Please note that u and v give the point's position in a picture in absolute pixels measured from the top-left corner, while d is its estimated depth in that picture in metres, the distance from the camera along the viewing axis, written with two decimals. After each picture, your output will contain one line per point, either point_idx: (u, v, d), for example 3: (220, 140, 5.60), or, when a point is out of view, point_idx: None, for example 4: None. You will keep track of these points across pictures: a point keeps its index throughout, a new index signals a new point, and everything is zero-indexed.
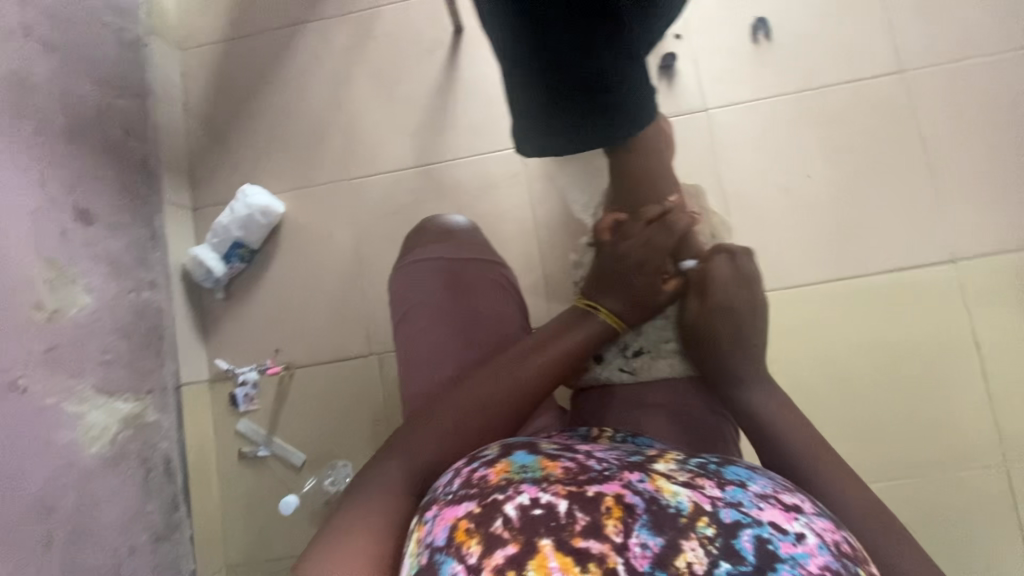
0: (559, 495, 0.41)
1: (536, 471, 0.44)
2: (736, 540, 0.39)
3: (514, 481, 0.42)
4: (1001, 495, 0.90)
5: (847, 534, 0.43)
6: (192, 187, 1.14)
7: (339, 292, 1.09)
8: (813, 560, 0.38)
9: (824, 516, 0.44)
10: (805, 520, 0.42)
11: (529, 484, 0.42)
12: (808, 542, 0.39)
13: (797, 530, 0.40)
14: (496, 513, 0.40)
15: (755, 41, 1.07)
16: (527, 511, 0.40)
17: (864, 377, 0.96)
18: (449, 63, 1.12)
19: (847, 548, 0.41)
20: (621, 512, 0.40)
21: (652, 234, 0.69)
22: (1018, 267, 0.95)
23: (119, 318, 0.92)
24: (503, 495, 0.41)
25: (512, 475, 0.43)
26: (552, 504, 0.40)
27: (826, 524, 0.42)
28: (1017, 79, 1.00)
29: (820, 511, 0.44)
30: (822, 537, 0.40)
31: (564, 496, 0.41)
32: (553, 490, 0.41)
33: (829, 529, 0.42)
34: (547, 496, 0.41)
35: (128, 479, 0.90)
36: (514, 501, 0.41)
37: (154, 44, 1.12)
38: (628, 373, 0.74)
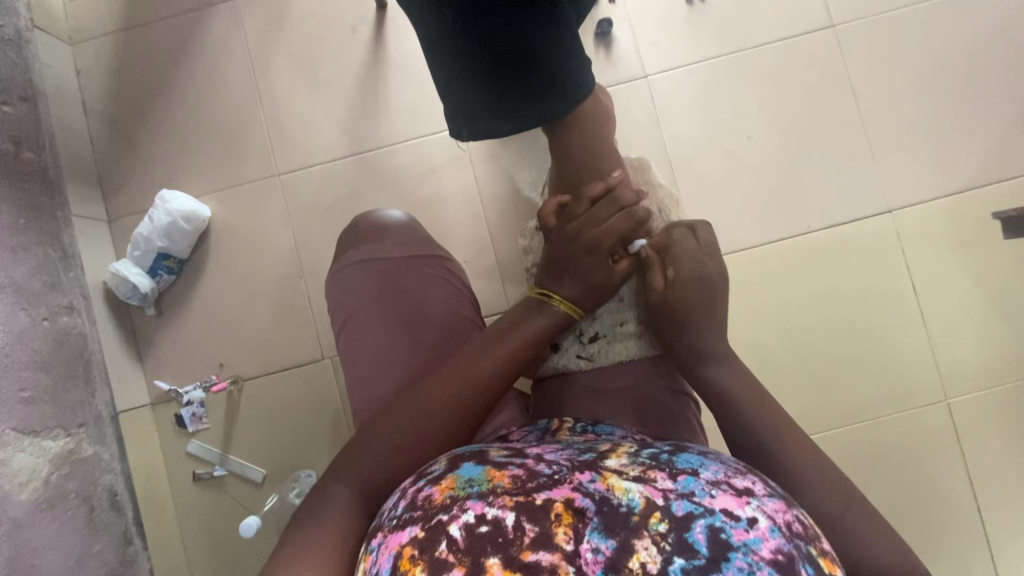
0: (506, 508, 0.42)
1: (484, 484, 0.44)
2: (688, 533, 0.40)
3: (459, 498, 0.43)
4: (945, 429, 0.95)
5: (799, 512, 0.43)
6: (106, 197, 1.05)
7: (282, 296, 1.03)
8: (765, 545, 0.39)
9: (776, 495, 0.44)
10: (757, 503, 0.42)
11: (475, 499, 0.43)
12: (760, 526, 0.40)
13: (749, 515, 0.41)
14: (442, 535, 0.41)
15: (689, 2, 1.05)
16: (474, 530, 0.41)
17: (813, 332, 0.99)
18: (375, 42, 1.05)
19: (798, 527, 0.41)
20: (572, 518, 0.41)
21: (600, 214, 0.67)
22: (947, 211, 0.99)
23: (35, 348, 0.83)
24: (448, 515, 0.42)
25: (458, 491, 0.44)
26: (500, 518, 0.41)
27: (778, 505, 0.43)
28: (939, 26, 1.03)
29: (773, 491, 0.45)
30: (774, 519, 0.41)
31: (512, 508, 0.41)
32: (500, 503, 0.42)
33: (781, 510, 0.42)
34: (495, 510, 0.41)
35: (71, 521, 0.82)
36: (459, 521, 0.41)
37: (39, 39, 0.99)
38: (586, 360, 0.71)
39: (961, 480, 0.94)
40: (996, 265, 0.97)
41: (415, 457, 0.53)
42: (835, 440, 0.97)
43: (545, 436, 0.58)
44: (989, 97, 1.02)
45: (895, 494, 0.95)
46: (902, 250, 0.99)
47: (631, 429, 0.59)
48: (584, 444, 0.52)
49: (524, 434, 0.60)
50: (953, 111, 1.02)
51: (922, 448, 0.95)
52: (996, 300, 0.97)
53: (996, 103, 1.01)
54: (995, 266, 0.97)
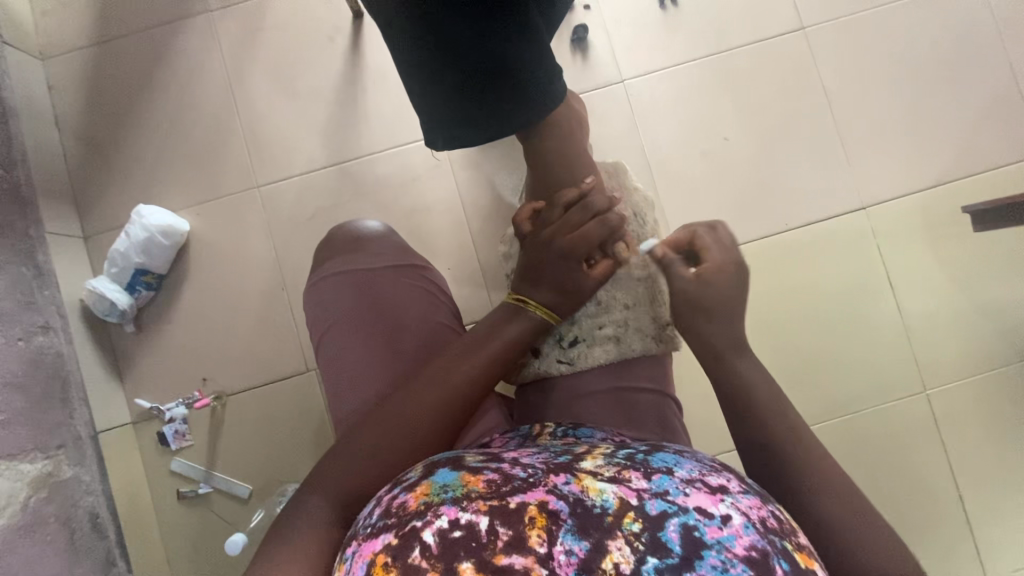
0: (479, 513, 0.41)
1: (458, 489, 0.44)
2: (662, 532, 0.40)
3: (434, 504, 0.43)
4: (924, 419, 0.97)
5: (774, 508, 0.44)
6: (81, 213, 1.03)
7: (264, 308, 1.02)
8: (739, 542, 0.39)
9: (751, 492, 0.45)
10: (730, 500, 0.42)
11: (448, 505, 0.42)
12: (733, 523, 0.41)
13: (722, 513, 0.41)
14: (416, 541, 0.41)
15: (663, 7, 1.07)
16: (447, 535, 0.40)
17: (794, 328, 1.01)
18: (353, 51, 1.05)
19: (773, 522, 0.42)
20: (545, 521, 0.41)
21: (574, 220, 0.67)
22: (919, 207, 1.02)
23: (11, 370, 0.81)
24: (422, 522, 0.42)
25: (432, 497, 0.44)
26: (473, 523, 0.41)
27: (752, 501, 0.43)
28: (906, 26, 1.05)
29: (748, 488, 0.45)
30: (748, 516, 0.41)
31: (486, 513, 0.41)
32: (474, 508, 0.42)
33: (755, 506, 0.43)
34: (468, 515, 0.41)
35: (51, 545, 0.80)
36: (433, 526, 0.41)
37: (8, 55, 0.98)
38: (567, 364, 0.70)
39: (941, 469, 0.96)
40: (969, 258, 0.99)
41: (395, 466, 0.53)
42: (819, 434, 0.98)
43: (526, 441, 0.58)
44: (957, 94, 1.04)
45: (878, 486, 0.96)
46: (877, 245, 1.01)
47: (611, 431, 0.59)
48: (562, 447, 0.52)
49: (505, 441, 0.59)
50: (922, 108, 1.04)
51: (903, 439, 0.97)
52: (970, 292, 0.99)
53: (964, 100, 1.04)
54: (968, 259, 0.99)
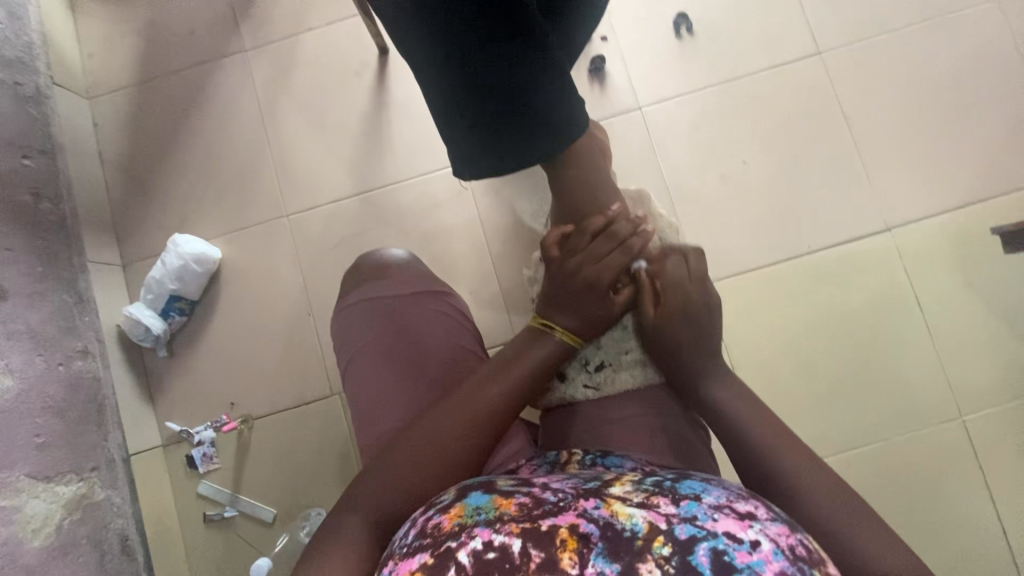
0: (512, 534, 0.42)
1: (490, 512, 0.45)
2: (692, 556, 0.39)
3: (467, 526, 0.43)
4: (961, 447, 0.94)
5: (803, 537, 0.43)
6: (120, 242, 1.08)
7: (291, 334, 1.04)
8: (769, 567, 0.38)
9: (779, 520, 0.44)
10: (759, 526, 0.42)
11: (482, 527, 0.43)
12: (762, 549, 0.40)
13: (751, 538, 0.41)
14: (450, 561, 0.41)
15: (679, 37, 1.09)
16: (481, 556, 0.40)
17: (819, 352, 0.99)
18: (378, 85, 1.09)
19: (802, 551, 0.41)
20: (577, 543, 0.41)
21: (601, 249, 0.69)
22: (946, 228, 1.00)
23: (51, 395, 0.85)
24: (456, 542, 0.42)
25: (465, 519, 0.44)
26: (506, 544, 0.41)
27: (780, 529, 0.43)
28: (923, 50, 1.06)
29: (776, 516, 0.45)
30: (776, 542, 0.41)
31: (519, 535, 0.42)
32: (507, 530, 0.42)
33: (784, 533, 0.42)
34: (501, 536, 0.42)
35: (83, 567, 0.82)
36: (467, 547, 0.41)
37: (58, 95, 1.04)
38: (593, 390, 0.70)
39: (982, 500, 0.92)
40: (1001, 280, 0.97)
41: (425, 487, 0.54)
42: (849, 461, 0.96)
43: (555, 470, 0.58)
44: (981, 114, 1.03)
45: (913, 515, 0.93)
46: (904, 268, 1.00)
47: (641, 460, 0.59)
48: (590, 474, 0.52)
49: (534, 469, 0.60)
50: (946, 129, 1.04)
51: (939, 468, 0.94)
52: (1003, 314, 0.97)
53: (988, 120, 1.03)
54: (1000, 281, 0.97)
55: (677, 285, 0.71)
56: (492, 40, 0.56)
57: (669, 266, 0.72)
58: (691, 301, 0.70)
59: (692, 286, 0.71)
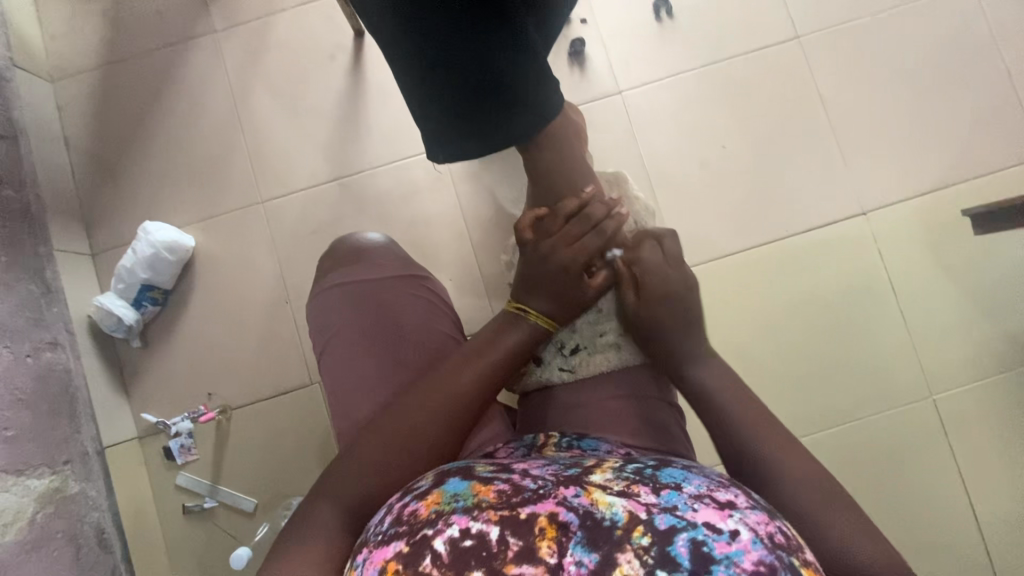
0: (490, 522, 0.42)
1: (469, 498, 0.44)
2: (671, 547, 0.40)
3: (445, 513, 0.43)
4: (932, 425, 0.97)
5: (782, 524, 0.44)
6: (89, 231, 1.05)
7: (269, 322, 1.03)
8: (747, 557, 0.39)
9: (759, 508, 0.45)
10: (739, 515, 0.43)
11: (459, 514, 0.43)
12: (741, 539, 0.40)
13: (731, 528, 0.41)
14: (427, 550, 0.41)
15: (658, 20, 1.08)
16: (458, 544, 0.41)
17: (796, 334, 1.01)
18: (354, 68, 1.07)
19: (780, 539, 0.42)
20: (555, 532, 0.41)
21: (574, 231, 0.68)
22: (920, 212, 1.02)
23: (19, 387, 0.82)
24: (433, 530, 0.42)
25: (443, 506, 0.44)
26: (484, 533, 0.41)
27: (760, 517, 0.43)
28: (898, 33, 1.06)
29: (756, 504, 0.46)
30: (756, 531, 0.41)
31: (497, 523, 0.42)
32: (485, 518, 0.42)
33: (763, 522, 0.43)
34: (479, 525, 0.42)
35: (58, 561, 0.80)
36: (444, 535, 0.41)
37: (19, 78, 1.00)
38: (568, 372, 0.70)
39: (950, 476, 0.95)
40: (972, 262, 0.99)
41: (402, 472, 0.54)
42: (825, 441, 0.98)
43: (532, 452, 0.59)
44: (953, 98, 1.05)
45: (885, 492, 0.95)
46: (878, 251, 1.01)
47: (615, 442, 0.60)
48: (570, 460, 0.53)
49: (511, 452, 0.60)
50: (920, 113, 1.05)
51: (910, 446, 0.96)
52: (973, 295, 0.99)
53: (961, 104, 1.05)
54: (970, 263, 0.99)
55: (654, 271, 0.71)
56: (467, 22, 0.55)
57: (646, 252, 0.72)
58: (670, 284, 0.71)
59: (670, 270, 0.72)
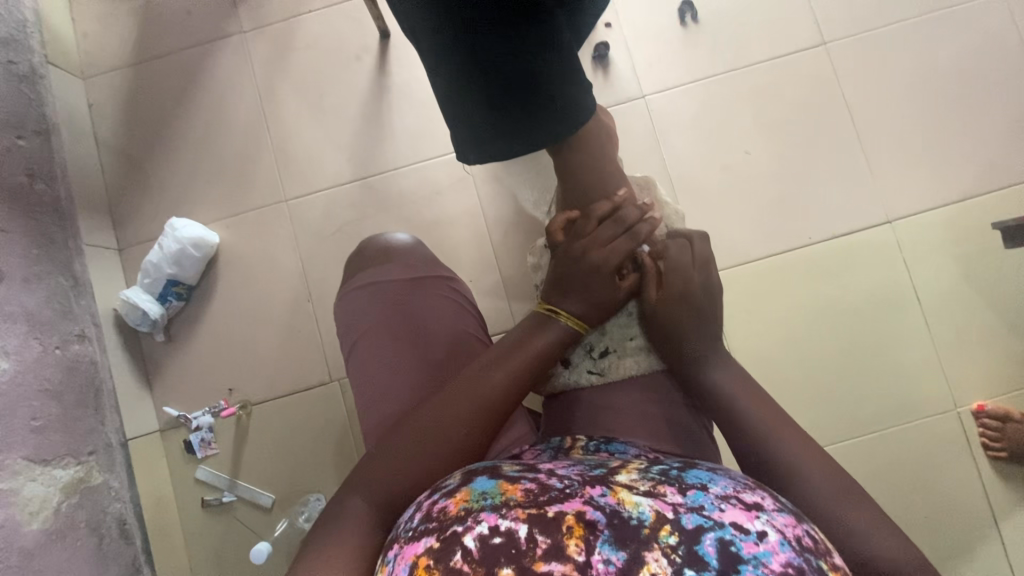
0: (518, 520, 0.42)
1: (497, 497, 0.44)
2: (698, 546, 0.40)
3: (474, 510, 0.43)
4: (955, 438, 0.95)
5: (809, 527, 0.43)
6: (116, 226, 1.06)
7: (290, 319, 1.03)
8: (775, 558, 0.39)
9: (785, 510, 0.44)
10: (766, 517, 0.42)
11: (488, 511, 0.43)
12: (769, 539, 0.40)
13: (758, 529, 0.41)
14: (457, 545, 0.41)
15: (683, 24, 1.08)
16: (488, 541, 0.41)
17: (818, 342, 1.00)
18: (379, 68, 1.07)
19: (809, 542, 0.41)
20: (583, 531, 0.41)
21: (606, 235, 0.68)
22: (946, 221, 1.00)
23: (48, 378, 0.84)
24: (463, 526, 0.42)
25: (471, 503, 0.44)
26: (513, 530, 0.41)
27: (787, 520, 0.43)
28: (927, 41, 1.05)
29: (782, 506, 0.45)
30: (783, 533, 0.41)
31: (524, 521, 0.42)
32: (513, 516, 0.42)
33: (790, 524, 0.42)
34: (508, 522, 0.41)
35: (81, 550, 0.82)
36: (473, 532, 0.41)
37: (52, 74, 1.02)
38: (597, 375, 0.70)
39: (973, 490, 0.94)
40: (999, 273, 0.98)
41: (428, 472, 0.54)
42: (845, 451, 0.97)
43: (558, 455, 0.59)
44: (982, 107, 1.04)
45: (906, 504, 0.94)
46: (903, 260, 1.00)
47: (644, 446, 0.59)
48: (595, 461, 0.53)
49: (537, 454, 0.60)
50: (947, 121, 1.04)
51: (932, 458, 0.95)
52: (1000, 307, 0.97)
53: (990, 113, 1.03)
54: (997, 274, 0.98)
55: (680, 270, 0.70)
56: (498, 26, 0.55)
57: (674, 249, 0.72)
58: (695, 292, 0.70)
59: (695, 271, 0.71)
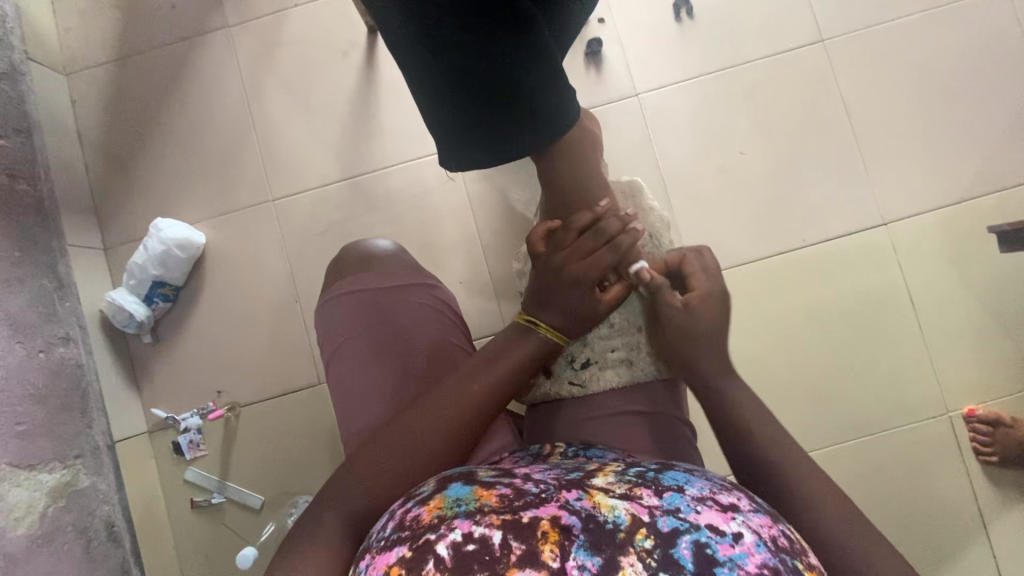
0: (492, 526, 0.41)
1: (471, 503, 0.44)
2: (674, 549, 0.39)
3: (447, 518, 0.42)
4: (946, 442, 0.95)
5: (785, 527, 0.43)
6: (101, 225, 1.05)
7: (278, 321, 1.03)
8: (751, 560, 0.38)
9: (761, 511, 0.44)
10: (742, 518, 0.42)
11: (462, 518, 0.42)
12: (745, 541, 0.40)
13: (734, 530, 0.40)
14: (429, 554, 0.40)
15: (678, 20, 1.05)
16: (461, 548, 0.40)
17: (810, 345, 0.99)
18: (367, 65, 1.05)
19: (784, 541, 0.41)
20: (558, 535, 0.40)
21: (586, 246, 0.66)
22: (942, 224, 0.99)
23: (32, 382, 0.83)
24: (435, 535, 0.41)
25: (445, 511, 0.43)
26: (486, 536, 0.40)
27: (763, 520, 0.43)
28: (928, 39, 1.03)
29: (758, 506, 0.45)
30: (759, 534, 0.41)
31: (498, 527, 0.41)
32: (487, 522, 0.41)
33: (766, 524, 0.42)
34: (482, 528, 0.41)
35: (68, 555, 0.81)
36: (446, 539, 0.40)
37: (33, 71, 1.00)
38: (578, 387, 0.69)
39: (963, 495, 0.93)
40: (994, 277, 0.97)
41: (404, 486, 0.53)
42: (836, 455, 0.96)
43: (538, 461, 0.58)
44: (984, 108, 1.01)
45: (895, 507, 0.94)
46: (898, 263, 0.99)
47: (622, 452, 0.59)
48: (572, 465, 0.52)
49: (516, 461, 0.60)
50: (946, 121, 1.02)
51: (922, 462, 0.95)
52: (994, 311, 0.96)
53: (991, 114, 1.01)
54: (992, 279, 0.97)
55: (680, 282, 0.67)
56: (471, 50, 0.54)
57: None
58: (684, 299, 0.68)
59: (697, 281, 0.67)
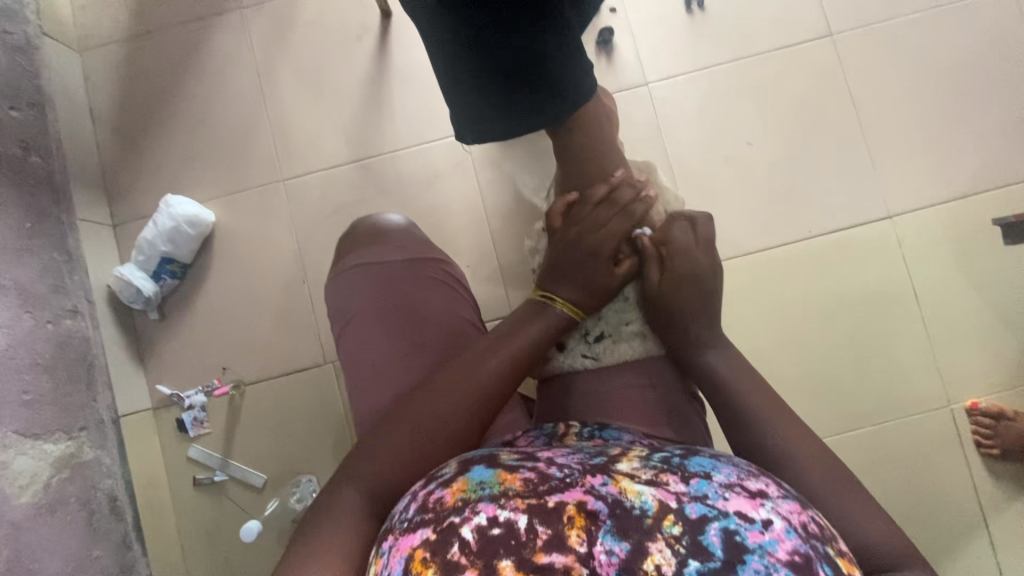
0: (518, 510, 0.41)
1: (495, 486, 0.43)
2: (703, 535, 0.39)
3: (471, 501, 0.42)
4: (948, 435, 0.95)
5: (815, 514, 0.43)
6: (111, 202, 1.05)
7: (285, 301, 1.03)
8: (781, 547, 0.38)
9: (790, 497, 0.43)
10: (771, 505, 0.41)
11: (486, 502, 0.42)
12: (775, 528, 0.39)
13: (764, 517, 0.40)
14: (454, 537, 0.40)
15: (689, 12, 1.07)
16: (487, 533, 0.40)
17: (814, 336, 1.00)
18: (380, 49, 1.06)
19: (814, 528, 0.41)
20: (584, 521, 0.40)
21: (602, 217, 0.68)
22: (947, 218, 1.00)
23: (39, 351, 0.83)
24: (460, 518, 0.41)
25: (468, 494, 0.43)
26: (512, 521, 0.40)
27: (792, 506, 0.42)
28: (936, 35, 1.04)
29: (788, 493, 0.44)
30: (789, 521, 0.40)
31: (524, 511, 0.41)
32: (512, 506, 0.41)
33: (796, 511, 0.42)
34: (507, 513, 0.41)
35: (70, 527, 0.81)
36: (471, 523, 0.40)
37: (48, 46, 1.00)
38: (592, 359, 0.70)
39: (963, 487, 0.94)
40: (998, 272, 0.98)
41: (417, 454, 0.53)
42: (837, 445, 0.97)
43: (553, 441, 0.58)
44: (989, 104, 1.02)
45: (896, 499, 0.94)
46: (903, 256, 0.99)
47: (638, 432, 0.59)
48: (594, 448, 0.51)
49: (531, 440, 0.59)
50: (951, 117, 1.03)
51: (924, 454, 0.95)
52: (997, 306, 0.97)
53: (997, 110, 1.02)
54: (996, 273, 0.97)
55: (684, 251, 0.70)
56: (495, 31, 0.55)
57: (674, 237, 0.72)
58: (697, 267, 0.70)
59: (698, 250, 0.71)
